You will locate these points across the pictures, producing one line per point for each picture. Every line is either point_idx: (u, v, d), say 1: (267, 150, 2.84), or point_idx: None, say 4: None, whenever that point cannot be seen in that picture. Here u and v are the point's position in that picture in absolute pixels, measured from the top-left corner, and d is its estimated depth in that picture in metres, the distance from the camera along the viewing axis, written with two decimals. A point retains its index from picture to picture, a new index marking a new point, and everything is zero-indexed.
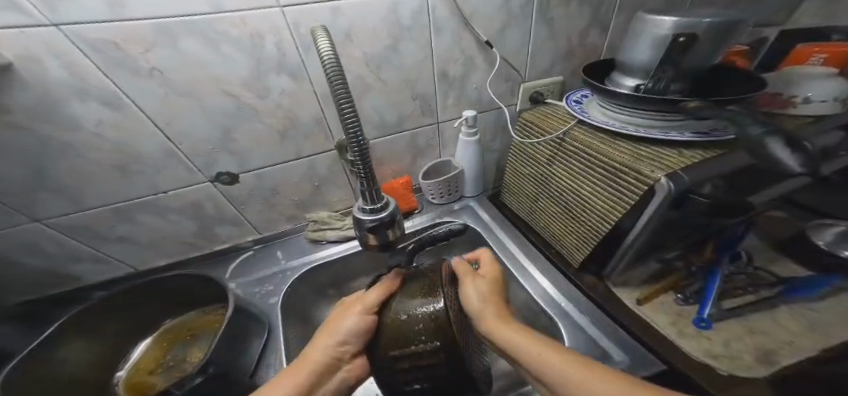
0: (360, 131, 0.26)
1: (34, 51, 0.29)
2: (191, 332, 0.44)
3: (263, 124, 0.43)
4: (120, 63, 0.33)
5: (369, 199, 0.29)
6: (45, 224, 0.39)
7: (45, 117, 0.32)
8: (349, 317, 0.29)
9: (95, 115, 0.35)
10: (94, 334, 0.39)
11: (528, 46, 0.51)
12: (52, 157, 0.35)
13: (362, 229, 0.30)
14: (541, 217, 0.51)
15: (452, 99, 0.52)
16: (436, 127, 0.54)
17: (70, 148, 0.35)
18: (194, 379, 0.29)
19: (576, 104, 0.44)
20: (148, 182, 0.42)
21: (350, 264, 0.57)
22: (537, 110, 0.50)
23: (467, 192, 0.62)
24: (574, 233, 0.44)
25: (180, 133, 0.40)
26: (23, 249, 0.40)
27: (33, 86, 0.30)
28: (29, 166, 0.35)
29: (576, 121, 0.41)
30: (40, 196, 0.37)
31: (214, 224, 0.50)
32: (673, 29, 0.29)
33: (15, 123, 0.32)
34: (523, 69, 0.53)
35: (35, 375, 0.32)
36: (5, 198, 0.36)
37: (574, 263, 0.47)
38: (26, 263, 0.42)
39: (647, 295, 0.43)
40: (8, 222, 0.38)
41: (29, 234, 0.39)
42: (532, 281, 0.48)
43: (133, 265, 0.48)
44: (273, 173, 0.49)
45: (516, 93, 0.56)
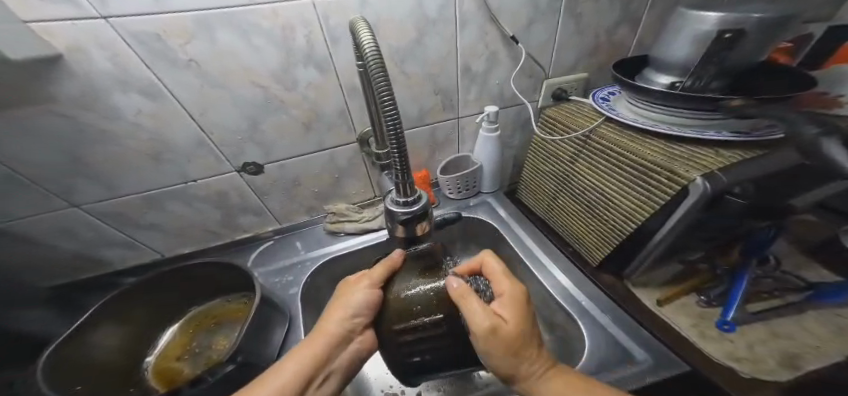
0: (399, 124, 0.25)
1: (82, 43, 0.30)
2: (216, 320, 0.45)
3: (288, 116, 0.44)
4: (160, 54, 0.33)
5: (404, 192, 0.29)
6: (82, 210, 0.41)
7: (87, 106, 0.34)
8: (357, 291, 0.29)
9: (133, 104, 0.36)
10: (124, 321, 0.40)
11: (554, 42, 0.50)
12: (92, 145, 0.37)
13: (393, 221, 0.29)
14: (559, 215, 0.51)
15: (474, 94, 0.52)
16: (456, 122, 0.54)
17: (108, 136, 0.37)
18: (225, 367, 0.31)
19: (603, 101, 0.43)
20: (178, 171, 0.43)
21: (367, 257, 0.57)
22: (559, 107, 0.50)
23: (483, 188, 0.62)
24: (595, 231, 0.44)
25: (210, 123, 0.41)
26: (60, 233, 0.42)
27: (78, 76, 0.32)
28: (70, 154, 0.36)
29: (603, 118, 0.40)
30: (78, 183, 0.39)
31: (238, 213, 0.51)
32: (716, 25, 0.28)
33: (59, 111, 0.33)
34: (547, 65, 0.53)
35: (70, 361, 0.33)
36: (48, 184, 0.37)
37: (593, 262, 0.47)
38: (62, 248, 0.43)
39: (667, 296, 0.43)
40: (47, 208, 0.39)
41: (67, 220, 0.41)
42: (550, 279, 0.48)
43: (160, 252, 0.50)
44: (296, 164, 0.49)
45: (538, 89, 0.55)
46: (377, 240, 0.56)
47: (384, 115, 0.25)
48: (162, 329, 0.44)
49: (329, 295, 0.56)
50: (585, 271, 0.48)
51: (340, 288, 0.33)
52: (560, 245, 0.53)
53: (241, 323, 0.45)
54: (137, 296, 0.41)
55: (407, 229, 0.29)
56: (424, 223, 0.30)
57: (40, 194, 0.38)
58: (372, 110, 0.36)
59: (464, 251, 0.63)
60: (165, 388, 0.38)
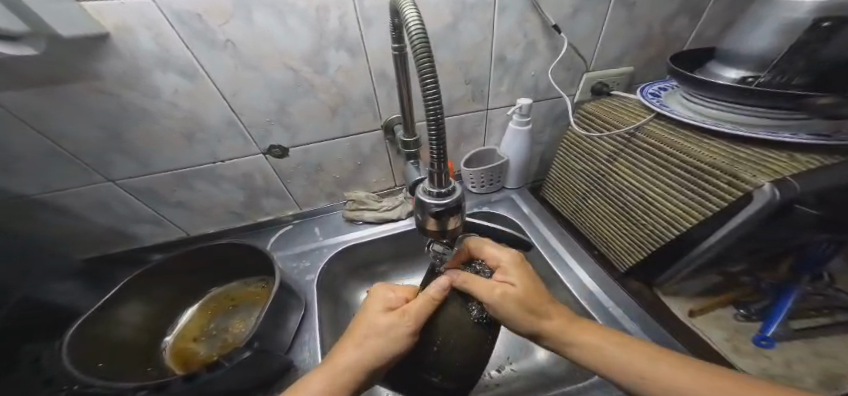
0: (439, 109, 0.23)
1: (128, 23, 0.31)
2: (234, 302, 0.46)
3: (316, 100, 0.43)
4: (200, 34, 0.33)
5: (438, 182, 0.27)
6: (117, 184, 0.43)
7: (129, 84, 0.35)
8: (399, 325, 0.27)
9: (171, 83, 0.36)
10: (147, 298, 0.40)
11: (599, 33, 0.47)
12: (130, 122, 0.38)
13: (425, 213, 0.27)
14: (587, 216, 0.49)
15: (506, 85, 0.49)
16: (484, 114, 0.52)
17: (145, 113, 0.38)
18: (242, 353, 0.30)
19: (653, 97, 0.41)
20: (207, 151, 0.43)
21: (384, 247, 0.57)
22: (602, 101, 0.48)
23: (507, 184, 0.60)
24: (626, 236, 0.41)
25: (241, 105, 0.41)
26: (98, 206, 0.44)
27: (124, 54, 0.33)
28: (110, 129, 0.38)
29: (653, 115, 0.38)
30: (117, 158, 0.40)
31: (261, 196, 0.52)
32: (811, 13, 0.27)
33: (103, 89, 0.34)
34: (588, 57, 0.50)
35: (97, 336, 0.34)
36: (87, 157, 0.39)
37: (620, 268, 0.44)
38: (95, 220, 0.45)
39: (702, 307, 0.40)
40: (87, 181, 0.41)
41: (103, 193, 0.43)
42: (574, 281, 0.46)
43: (186, 230, 0.51)
44: (320, 149, 0.49)
45: (576, 82, 0.53)
46: (396, 230, 0.56)
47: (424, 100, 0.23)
48: (182, 308, 0.45)
49: (345, 282, 0.56)
50: (612, 276, 0.45)
51: (367, 314, 0.30)
52: (585, 247, 0.50)
53: (258, 307, 0.45)
54: (165, 272, 0.42)
55: (439, 222, 0.27)
56: (457, 216, 0.28)
57: (81, 167, 0.40)
58: (403, 97, 0.35)
59: None
60: (182, 369, 0.38)
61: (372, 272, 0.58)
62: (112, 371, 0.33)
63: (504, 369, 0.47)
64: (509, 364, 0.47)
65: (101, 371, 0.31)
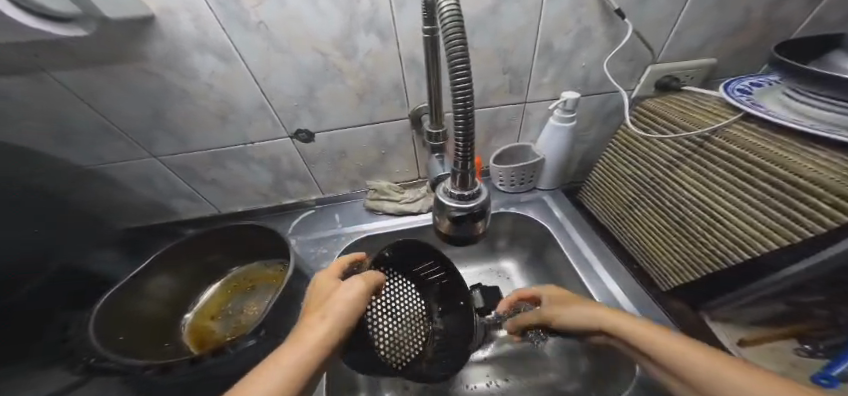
0: (469, 102, 0.20)
1: (173, 4, 0.31)
2: (252, 284, 0.47)
3: (344, 86, 0.41)
4: (235, 15, 0.33)
5: (461, 184, 0.24)
6: (159, 160, 0.45)
7: (171, 66, 0.35)
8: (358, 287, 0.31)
9: (208, 66, 0.36)
10: (178, 270, 0.43)
11: (675, 18, 0.39)
12: (172, 102, 0.39)
13: (442, 216, 0.25)
14: (629, 226, 0.43)
15: (550, 76, 0.44)
16: (521, 107, 0.47)
17: (183, 94, 0.38)
18: (248, 341, 0.31)
19: (741, 94, 0.34)
20: (238, 132, 0.44)
21: (403, 241, 0.55)
22: (668, 98, 0.42)
23: (540, 185, 0.55)
24: (675, 254, 0.36)
25: (272, 88, 0.40)
26: (142, 180, 0.47)
27: (167, 37, 0.33)
28: (152, 109, 0.39)
29: (739, 115, 0.32)
30: (159, 135, 0.42)
31: (286, 179, 0.52)
32: None
33: (147, 69, 0.35)
34: (656, 45, 0.42)
35: (125, 309, 0.36)
36: (135, 134, 0.42)
37: (663, 287, 0.38)
38: (140, 192, 0.49)
39: (755, 339, 0.34)
40: (132, 156, 0.44)
41: (145, 168, 0.46)
42: (605, 299, 0.40)
43: (217, 207, 0.54)
44: (345, 136, 0.47)
45: (637, 75, 0.46)
46: (415, 224, 0.54)
47: (452, 93, 0.20)
48: (205, 286, 0.47)
49: None
50: (649, 294, 0.40)
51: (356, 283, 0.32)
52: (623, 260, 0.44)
53: (272, 291, 0.46)
54: (190, 248, 0.43)
55: (458, 228, 0.24)
56: (480, 223, 0.25)
57: (128, 142, 0.42)
58: (431, 87, 0.31)
59: (506, 250, 0.57)
60: (197, 348, 0.40)
61: None
62: (130, 343, 0.34)
63: (512, 379, 0.44)
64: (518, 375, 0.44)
65: (119, 344, 0.33)
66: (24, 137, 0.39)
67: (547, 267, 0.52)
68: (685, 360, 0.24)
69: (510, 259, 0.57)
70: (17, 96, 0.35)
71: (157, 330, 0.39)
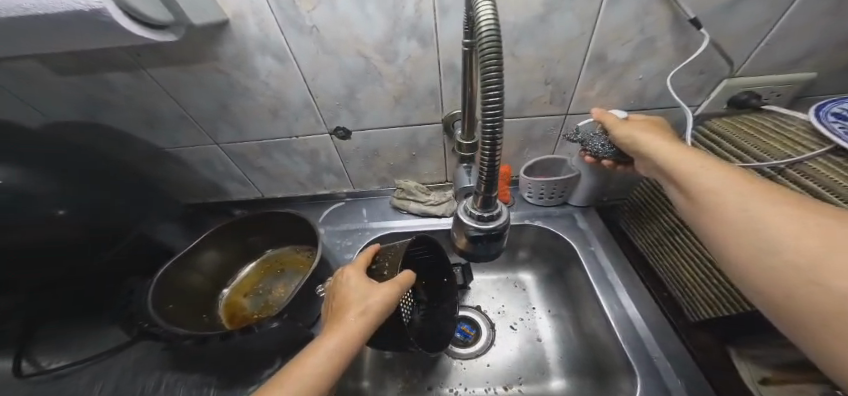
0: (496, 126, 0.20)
1: (243, 10, 0.34)
2: (282, 267, 0.51)
3: (382, 89, 0.43)
4: (292, 20, 0.35)
5: (483, 204, 0.23)
6: (219, 147, 0.50)
7: (238, 65, 0.39)
8: (353, 274, 0.32)
9: (266, 66, 0.40)
10: (223, 247, 0.47)
11: (764, 30, 0.34)
12: (235, 97, 0.43)
13: (460, 232, 0.24)
14: (665, 252, 0.40)
15: (597, 89, 0.41)
16: (560, 120, 0.45)
17: (245, 90, 0.42)
18: (270, 323, 0.34)
19: (837, 121, 0.29)
20: (285, 126, 0.47)
21: None
22: (739, 119, 0.37)
23: (571, 200, 0.51)
24: (708, 288, 0.33)
25: (318, 87, 0.42)
26: (204, 162, 0.53)
27: (236, 40, 0.37)
28: (219, 103, 0.44)
29: (828, 146, 0.27)
30: (221, 126, 0.47)
31: (323, 171, 0.55)
32: None
33: (218, 68, 0.40)
34: (734, 58, 0.38)
35: (176, 279, 0.41)
36: (204, 123, 0.47)
37: (693, 318, 0.36)
38: (201, 173, 0.55)
39: (782, 379, 0.31)
40: (198, 141, 0.49)
41: (208, 152, 0.51)
42: (626, 331, 0.37)
43: (262, 192, 0.59)
44: (380, 135, 0.49)
45: (708, 88, 0.41)
46: (436, 226, 0.54)
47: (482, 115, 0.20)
48: (243, 263, 0.51)
49: None
50: (674, 324, 0.37)
51: (352, 270, 0.33)
52: (653, 287, 0.41)
53: (301, 275, 0.50)
54: (232, 229, 0.47)
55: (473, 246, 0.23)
56: (499, 244, 0.24)
57: (196, 130, 0.48)
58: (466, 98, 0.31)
59: (527, 262, 0.54)
60: (229, 323, 0.44)
61: None
62: (178, 312, 0.40)
63: (510, 389, 0.43)
64: (518, 385, 0.44)
65: (170, 314, 0.38)
66: (122, 119, 0.46)
67: (567, 284, 0.49)
68: (725, 210, 0.24)
69: (529, 273, 0.54)
70: (121, 88, 0.42)
71: (200, 300, 0.44)
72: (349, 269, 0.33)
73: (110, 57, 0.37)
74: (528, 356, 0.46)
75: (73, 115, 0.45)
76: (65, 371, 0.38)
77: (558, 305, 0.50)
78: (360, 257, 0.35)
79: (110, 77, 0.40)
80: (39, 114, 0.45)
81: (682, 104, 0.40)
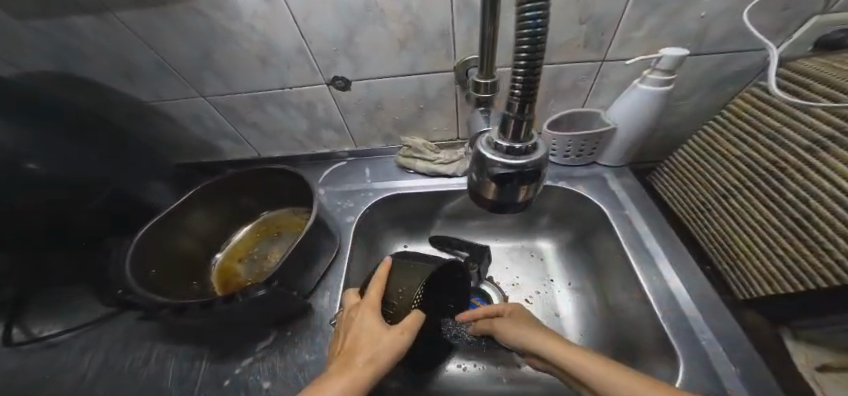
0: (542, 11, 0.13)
1: None
2: (279, 230, 0.47)
3: (385, 30, 0.36)
4: None
5: (513, 134, 0.16)
6: (207, 100, 0.45)
7: (217, 6, 0.34)
8: (369, 313, 0.29)
9: (250, 5, 0.34)
10: (213, 209, 0.43)
11: None
12: (218, 43, 0.38)
13: (481, 174, 0.18)
14: (716, 218, 0.34)
15: (645, 30, 0.33)
16: (597, 67, 0.37)
17: (227, 34, 0.37)
18: (258, 291, 0.30)
19: None
20: (277, 76, 0.42)
21: (432, 204, 0.51)
22: (838, 58, 0.29)
23: (601, 160, 0.45)
24: (768, 261, 0.28)
25: (311, 30, 0.36)
26: (192, 118, 0.48)
27: None
28: (201, 50, 0.38)
29: None
30: (206, 76, 0.42)
31: (321, 127, 0.50)
32: None
33: (194, 7, 0.34)
34: None
35: (159, 241, 0.37)
36: (186, 74, 0.42)
37: (742, 296, 0.31)
38: (192, 131, 0.51)
39: None
40: (183, 94, 0.44)
41: (195, 106, 0.46)
42: (664, 304, 0.32)
43: (258, 151, 0.55)
44: (383, 85, 0.43)
45: (789, 26, 0.32)
46: (445, 188, 0.49)
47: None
48: (236, 227, 0.47)
49: (382, 233, 0.52)
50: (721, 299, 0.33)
51: (368, 305, 0.30)
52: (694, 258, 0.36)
53: (297, 239, 0.46)
54: (222, 186, 0.42)
55: (499, 191, 0.18)
56: (531, 188, 0.18)
57: (179, 83, 0.43)
58: (484, 29, 0.23)
59: (546, 229, 0.50)
60: (221, 290, 0.41)
61: (412, 227, 0.54)
62: (164, 277, 0.36)
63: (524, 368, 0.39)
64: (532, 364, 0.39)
65: (153, 279, 0.35)
66: (93, 70, 0.41)
67: (591, 252, 0.45)
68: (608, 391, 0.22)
69: (547, 239, 0.50)
70: (87, 33, 0.36)
71: (190, 266, 0.41)
72: (366, 308, 0.29)
73: None
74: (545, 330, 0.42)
75: (40, 65, 0.40)
76: (58, 339, 0.36)
77: (580, 277, 0.45)
78: (376, 285, 0.31)
79: (72, 21, 0.35)
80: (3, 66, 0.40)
81: (768, 45, 0.31)
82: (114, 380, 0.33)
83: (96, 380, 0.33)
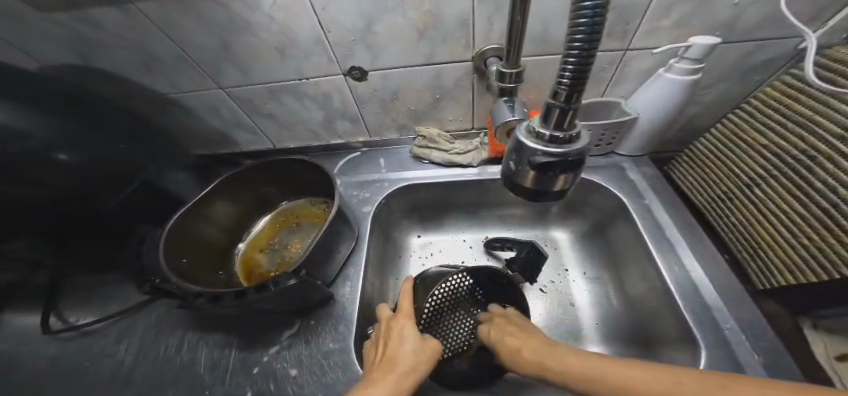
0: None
1: None
2: (297, 220, 0.47)
3: (406, 19, 0.36)
4: None
5: (557, 124, 0.16)
6: (224, 92, 0.45)
7: None
8: (403, 322, 0.32)
9: None
10: (233, 200, 0.43)
11: None
12: (236, 34, 0.37)
13: (520, 162, 0.18)
14: (738, 209, 0.35)
15: (673, 18, 0.32)
16: (619, 57, 0.37)
17: (245, 24, 0.36)
18: (287, 281, 0.30)
19: None
20: (294, 67, 0.41)
21: (447, 195, 0.51)
22: None
23: (620, 150, 0.45)
24: (790, 250, 0.29)
25: (330, 19, 0.36)
26: (208, 109, 0.49)
27: None
28: (218, 41, 0.38)
29: None
30: (223, 67, 0.42)
31: (337, 117, 0.50)
32: None
33: None
34: None
35: (186, 232, 0.37)
36: (203, 65, 0.41)
37: (764, 284, 0.32)
38: (208, 123, 0.51)
39: None
40: (200, 86, 0.44)
41: (211, 98, 0.46)
42: (686, 293, 0.33)
43: (273, 142, 0.55)
44: (400, 75, 0.42)
45: (823, 15, 0.31)
46: (461, 178, 0.49)
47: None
48: (256, 217, 0.48)
49: (397, 223, 0.53)
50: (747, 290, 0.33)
51: (401, 315, 0.33)
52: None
53: (317, 229, 0.46)
54: (242, 178, 0.43)
55: (538, 180, 0.18)
56: (569, 178, 0.18)
57: (196, 74, 0.43)
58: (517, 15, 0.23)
59: (560, 219, 0.50)
60: (246, 280, 0.42)
61: (427, 218, 0.54)
62: (194, 267, 0.37)
63: None
64: None
65: (183, 268, 0.36)
66: (109, 60, 0.41)
67: (607, 242, 0.45)
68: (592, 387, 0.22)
69: (563, 229, 0.50)
70: (104, 24, 0.36)
71: (216, 255, 0.42)
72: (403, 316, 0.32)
73: None
74: (562, 319, 0.42)
75: (56, 55, 0.40)
76: (94, 328, 0.37)
77: (595, 267, 0.46)
78: (404, 298, 0.35)
79: (89, 10, 0.35)
80: (22, 57, 0.40)
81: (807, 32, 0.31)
82: (151, 366, 0.34)
83: (133, 366, 0.34)
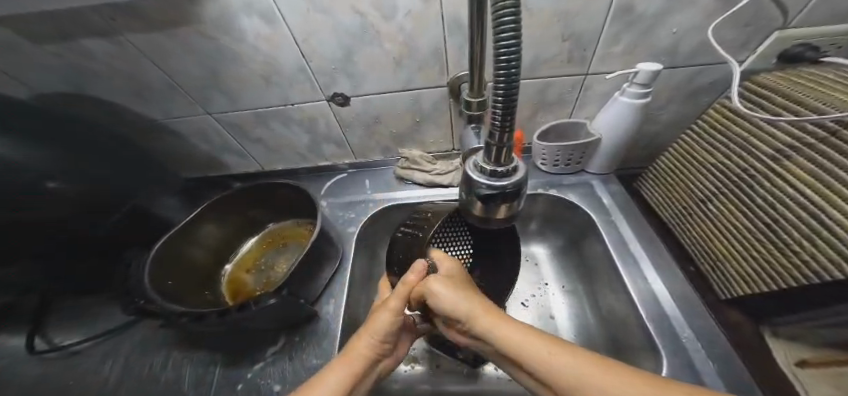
0: (514, 67, 0.16)
1: None
2: (285, 241, 0.49)
3: (381, 49, 0.39)
4: None
5: (495, 160, 0.19)
6: (213, 118, 0.48)
7: (223, 29, 0.36)
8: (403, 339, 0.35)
9: (253, 27, 0.36)
10: (222, 222, 0.45)
11: None
12: (224, 64, 0.40)
13: (470, 193, 0.21)
14: (696, 224, 0.37)
15: (623, 45, 0.36)
16: (580, 81, 0.40)
17: (233, 55, 0.39)
18: (268, 300, 0.31)
19: None
20: (280, 94, 0.44)
21: None
22: (797, 71, 0.32)
23: (589, 168, 0.47)
24: (742, 262, 0.30)
25: (311, 50, 0.39)
26: (199, 135, 0.51)
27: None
28: (208, 70, 0.41)
29: None
30: (212, 94, 0.44)
31: (322, 141, 0.52)
32: None
33: (202, 31, 0.36)
34: (789, 7, 0.31)
35: (173, 255, 0.39)
36: (192, 92, 0.44)
37: (724, 295, 0.33)
38: (199, 147, 0.53)
39: (821, 361, 0.28)
40: (190, 111, 0.47)
41: (201, 123, 0.49)
42: (647, 304, 0.35)
43: (262, 165, 0.57)
44: (380, 100, 0.45)
45: (753, 42, 0.35)
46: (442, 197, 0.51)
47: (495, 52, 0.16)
48: (244, 238, 0.49)
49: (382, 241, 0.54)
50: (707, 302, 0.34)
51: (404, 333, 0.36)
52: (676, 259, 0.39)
53: (303, 249, 0.48)
54: (229, 201, 0.44)
55: (486, 207, 0.20)
56: (512, 205, 0.21)
57: (187, 101, 0.45)
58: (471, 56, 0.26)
59: (539, 235, 0.52)
60: (232, 299, 0.43)
61: None
62: (180, 288, 0.38)
63: None
64: None
65: (168, 289, 0.37)
66: (105, 88, 0.43)
67: (582, 256, 0.46)
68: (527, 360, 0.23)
69: (542, 244, 0.52)
70: (100, 55, 0.39)
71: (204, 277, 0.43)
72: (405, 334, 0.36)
73: (85, 22, 0.35)
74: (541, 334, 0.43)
75: (55, 85, 0.42)
76: (77, 348, 0.38)
77: (572, 281, 0.47)
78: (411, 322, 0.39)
79: (87, 44, 0.37)
80: (21, 86, 0.42)
81: (732, 61, 0.34)
82: (135, 385, 0.35)
83: (118, 385, 0.35)
